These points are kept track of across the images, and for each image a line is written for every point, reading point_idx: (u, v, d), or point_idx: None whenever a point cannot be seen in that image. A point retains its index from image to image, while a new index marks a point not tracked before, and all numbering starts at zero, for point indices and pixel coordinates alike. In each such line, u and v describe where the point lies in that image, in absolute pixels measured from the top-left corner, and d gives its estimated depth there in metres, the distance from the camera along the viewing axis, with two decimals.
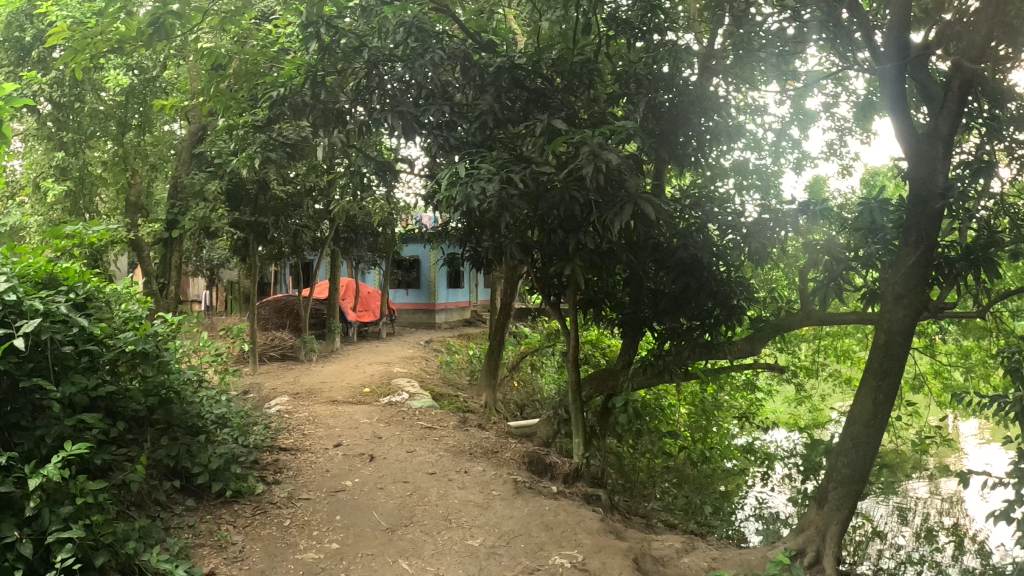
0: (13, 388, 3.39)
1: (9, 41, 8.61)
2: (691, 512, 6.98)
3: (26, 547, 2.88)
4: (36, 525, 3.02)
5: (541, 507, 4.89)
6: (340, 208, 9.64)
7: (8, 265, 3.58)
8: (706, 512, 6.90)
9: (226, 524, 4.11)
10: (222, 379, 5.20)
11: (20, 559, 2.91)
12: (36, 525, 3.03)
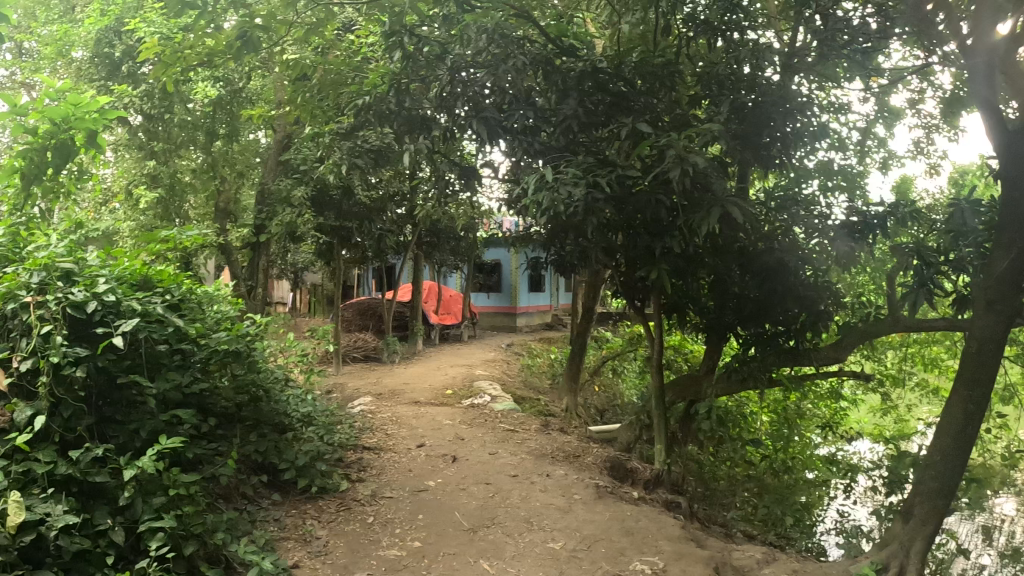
0: (110, 382, 3.52)
1: (101, 56, 8.95)
2: (771, 523, 6.92)
3: (119, 534, 2.97)
4: (129, 513, 3.12)
5: (622, 511, 4.88)
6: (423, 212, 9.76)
7: (107, 267, 3.73)
8: (787, 524, 6.90)
9: (311, 519, 4.20)
10: (308, 379, 5.31)
11: (112, 546, 3.00)
12: (129, 515, 3.13)
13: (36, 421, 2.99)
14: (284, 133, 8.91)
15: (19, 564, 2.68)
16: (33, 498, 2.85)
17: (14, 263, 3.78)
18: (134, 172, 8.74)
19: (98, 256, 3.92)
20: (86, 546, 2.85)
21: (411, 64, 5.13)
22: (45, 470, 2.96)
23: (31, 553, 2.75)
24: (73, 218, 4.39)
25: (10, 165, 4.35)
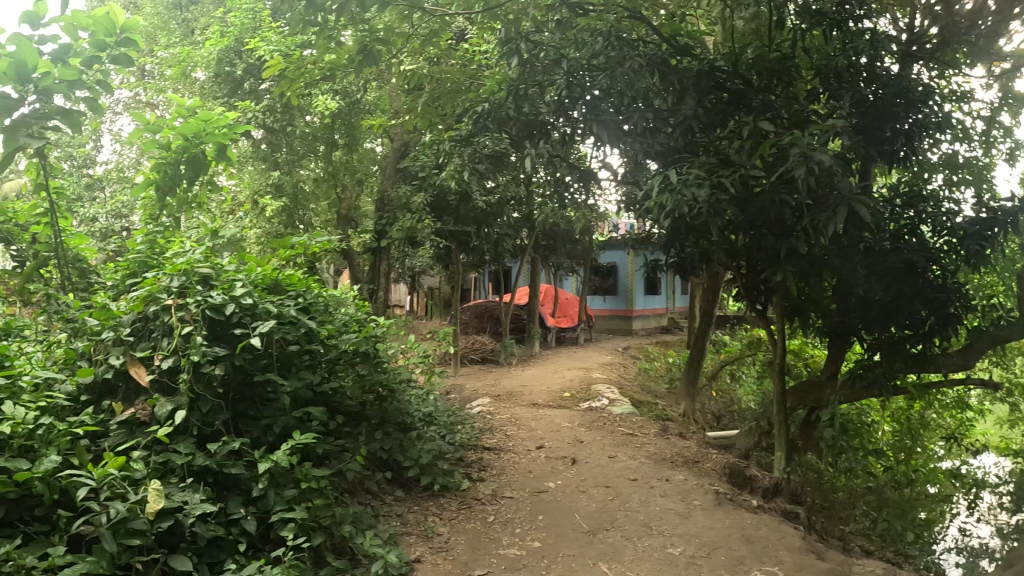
0: (247, 380, 3.69)
1: (222, 75, 9.30)
2: (890, 539, 6.51)
3: (252, 523, 3.10)
4: (261, 504, 3.26)
5: (742, 519, 4.83)
6: (539, 217, 9.82)
7: (243, 272, 3.91)
8: (907, 540, 6.56)
9: (433, 516, 4.30)
10: (429, 379, 5.42)
11: (244, 534, 3.13)
12: (261, 505, 3.27)
13: (177, 416, 3.15)
14: (402, 141, 9.12)
15: (162, 550, 2.82)
16: (172, 487, 3.01)
17: (154, 269, 4.00)
18: (259, 182, 9.07)
19: (233, 262, 4.10)
20: (221, 534, 2.99)
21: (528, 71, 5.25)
22: (183, 461, 3.12)
23: (168, 538, 2.90)
24: (208, 227, 4.63)
25: (145, 179, 4.60)
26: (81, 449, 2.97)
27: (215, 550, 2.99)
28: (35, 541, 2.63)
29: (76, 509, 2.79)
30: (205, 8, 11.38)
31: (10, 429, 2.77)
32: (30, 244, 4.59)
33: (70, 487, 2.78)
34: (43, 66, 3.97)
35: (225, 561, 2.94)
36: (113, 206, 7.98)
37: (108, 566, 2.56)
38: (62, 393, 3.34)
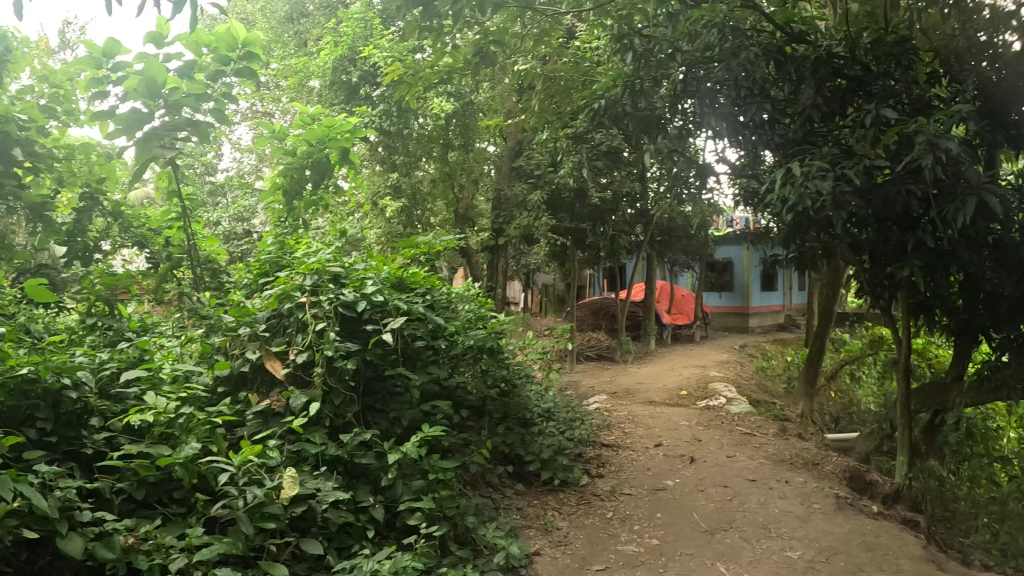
0: (379, 373, 3.85)
1: (339, 83, 9.52)
2: None
3: (379, 510, 3.19)
4: (389, 494, 3.34)
5: (864, 524, 4.70)
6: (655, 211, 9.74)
7: (374, 270, 4.10)
8: None
9: (552, 511, 4.33)
10: (547, 375, 5.46)
11: (372, 521, 3.22)
12: (389, 495, 3.35)
13: (311, 407, 3.25)
14: (515, 141, 9.20)
15: (295, 535, 2.93)
16: (306, 476, 3.11)
17: (285, 268, 4.17)
18: (378, 184, 9.27)
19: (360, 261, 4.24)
20: (351, 520, 3.07)
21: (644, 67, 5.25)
22: (317, 450, 3.21)
23: (299, 523, 3.00)
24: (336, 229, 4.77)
25: (273, 184, 4.78)
26: (219, 438, 3.10)
27: (344, 536, 3.08)
28: (175, 522, 2.75)
29: (215, 494, 2.90)
30: (317, 20, 11.67)
31: (153, 418, 2.91)
32: (163, 247, 4.88)
33: (209, 473, 2.89)
34: (171, 81, 4.19)
35: (355, 547, 3.02)
36: (239, 210, 8.27)
37: (244, 547, 2.66)
38: (200, 385, 3.49)
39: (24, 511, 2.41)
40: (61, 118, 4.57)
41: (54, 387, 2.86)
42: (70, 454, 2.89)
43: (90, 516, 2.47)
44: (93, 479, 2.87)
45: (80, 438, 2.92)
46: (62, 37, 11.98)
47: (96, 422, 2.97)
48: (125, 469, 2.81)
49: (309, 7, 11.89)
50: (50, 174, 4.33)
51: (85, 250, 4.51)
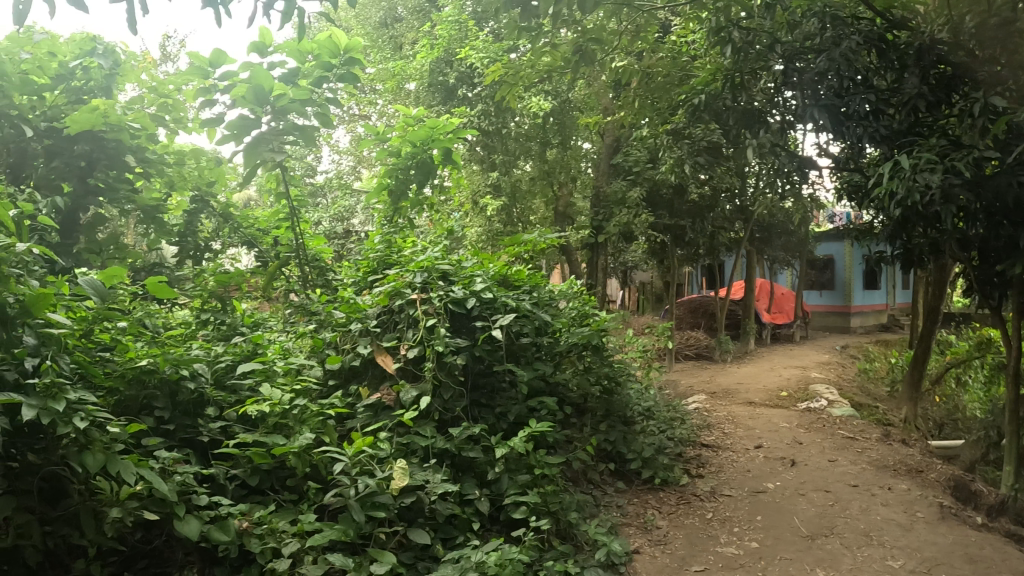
0: (487, 368, 3.94)
1: (436, 85, 9.64)
2: None
3: (484, 503, 3.24)
4: (495, 487, 3.40)
5: (968, 536, 4.53)
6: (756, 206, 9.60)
7: (487, 268, 4.25)
8: None
9: (652, 510, 4.32)
10: (647, 372, 5.47)
11: (477, 514, 3.28)
12: (496, 488, 3.41)
13: (421, 401, 3.34)
14: (613, 137, 9.06)
15: (403, 525, 3.00)
16: (415, 468, 3.18)
17: (394, 266, 4.29)
18: (477, 183, 9.38)
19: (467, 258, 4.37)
20: (457, 512, 3.12)
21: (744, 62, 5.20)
22: (425, 443, 3.30)
23: (407, 513, 3.07)
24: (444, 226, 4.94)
25: (379, 184, 4.91)
26: (330, 429, 3.19)
27: (450, 527, 3.13)
28: (287, 509, 2.85)
29: (329, 483, 3.00)
30: (412, 23, 11.84)
31: (269, 408, 2.99)
32: (271, 246, 4.99)
33: (321, 462, 2.98)
34: (277, 88, 4.31)
35: (460, 539, 3.07)
36: (339, 210, 8.47)
37: (355, 535, 2.73)
38: (312, 377, 3.62)
39: (146, 493, 2.53)
40: (170, 125, 4.83)
41: (172, 377, 2.97)
42: (187, 441, 3.02)
43: (207, 500, 2.57)
44: (209, 466, 3.00)
45: (197, 426, 3.04)
46: (164, 51, 12.44)
47: (212, 411, 3.10)
48: (241, 457, 2.92)
49: (402, 11, 12.06)
50: (160, 178, 4.71)
51: (196, 249, 4.78)
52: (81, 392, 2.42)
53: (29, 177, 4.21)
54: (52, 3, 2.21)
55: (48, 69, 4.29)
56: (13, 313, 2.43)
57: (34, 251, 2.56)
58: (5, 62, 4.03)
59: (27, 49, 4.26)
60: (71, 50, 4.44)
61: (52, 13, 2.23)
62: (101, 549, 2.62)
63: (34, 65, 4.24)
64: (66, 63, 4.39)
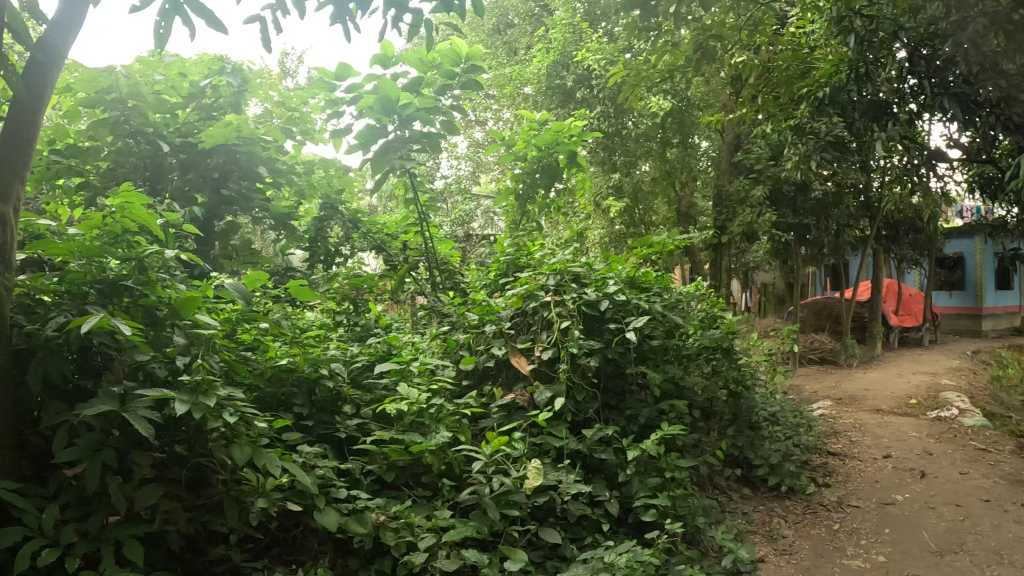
0: (619, 371, 3.97)
1: (554, 89, 9.70)
2: None
3: (613, 504, 3.25)
4: (625, 490, 3.41)
5: None
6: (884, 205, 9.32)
7: (618, 270, 4.33)
8: None
9: (777, 519, 4.26)
10: (774, 375, 5.42)
11: (607, 515, 3.29)
12: (626, 491, 3.42)
13: (555, 401, 3.42)
14: (733, 135, 9.33)
15: (534, 525, 3.06)
16: (548, 468, 3.25)
17: (525, 269, 4.41)
18: (599, 185, 9.40)
19: (598, 261, 4.49)
20: (588, 513, 3.15)
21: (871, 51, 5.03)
22: (559, 443, 3.40)
23: (538, 512, 3.13)
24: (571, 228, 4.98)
25: (507, 192, 5.07)
26: (464, 427, 3.26)
27: (579, 528, 3.15)
28: (422, 504, 2.92)
29: (465, 482, 3.10)
30: (524, 28, 11.94)
31: (407, 407, 3.06)
32: (400, 251, 5.15)
33: (456, 460, 3.06)
34: (404, 97, 4.39)
35: (589, 540, 3.09)
36: (461, 215, 8.59)
37: (489, 532, 2.80)
38: (447, 377, 3.71)
39: (289, 485, 2.63)
40: (298, 137, 4.97)
41: (311, 376, 3.10)
42: (324, 437, 3.13)
43: (346, 493, 2.66)
44: (347, 461, 3.10)
45: (333, 422, 3.15)
46: (284, 67, 12.83)
47: (349, 409, 3.20)
48: (377, 453, 3.02)
49: (514, 18, 12.16)
50: (291, 186, 4.82)
51: (327, 254, 5.07)
52: (230, 389, 2.53)
53: (165, 189, 4.40)
54: (193, 25, 2.28)
55: (180, 88, 4.55)
56: (164, 314, 2.60)
57: (181, 257, 2.69)
58: (138, 84, 4.30)
59: (159, 71, 4.60)
60: (200, 71, 4.67)
61: (194, 35, 2.30)
62: (242, 537, 2.74)
63: (167, 86, 4.53)
64: (196, 82, 4.56)
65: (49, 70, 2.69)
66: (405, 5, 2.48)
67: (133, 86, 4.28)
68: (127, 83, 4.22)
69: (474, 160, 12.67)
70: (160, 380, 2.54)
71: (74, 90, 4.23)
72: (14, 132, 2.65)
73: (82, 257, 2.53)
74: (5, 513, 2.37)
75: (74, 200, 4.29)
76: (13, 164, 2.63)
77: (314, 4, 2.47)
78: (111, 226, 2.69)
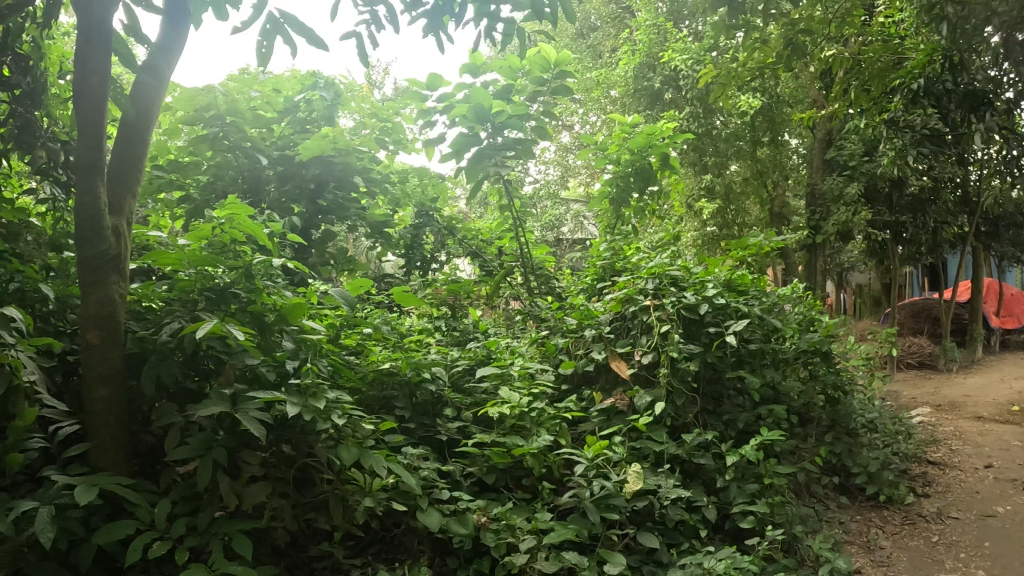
0: (715, 375, 3.96)
1: (642, 90, 9.63)
2: None
3: (710, 510, 3.25)
4: (724, 495, 3.40)
5: None
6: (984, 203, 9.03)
7: (715, 273, 4.31)
8: None
9: (875, 529, 4.18)
10: (871, 380, 5.32)
11: (704, 521, 3.28)
12: (724, 497, 3.41)
13: (655, 406, 3.44)
14: (824, 132, 9.34)
15: (631, 529, 3.07)
16: (647, 473, 3.26)
17: (622, 273, 4.42)
18: (691, 187, 9.33)
19: (695, 264, 4.49)
20: (686, 518, 3.15)
21: (963, 37, 4.87)
22: (658, 448, 3.41)
23: (636, 516, 3.15)
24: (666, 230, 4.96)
25: (601, 195, 5.10)
26: (566, 431, 3.26)
27: (675, 533, 3.15)
28: (521, 507, 2.97)
29: (564, 484, 3.15)
30: (608, 30, 11.91)
31: (508, 410, 3.13)
32: (495, 256, 5.22)
33: (556, 463, 3.12)
34: (497, 105, 4.45)
35: (687, 545, 3.09)
36: (552, 219, 8.65)
37: (588, 536, 2.83)
38: (546, 381, 3.77)
39: (394, 485, 2.73)
40: (391, 147, 5.01)
41: (414, 380, 3.20)
42: (426, 438, 3.21)
43: (449, 495, 2.76)
44: (447, 462, 3.17)
45: (435, 425, 3.24)
46: (372, 77, 13.03)
47: (449, 413, 3.28)
48: (478, 455, 3.09)
49: (596, 19, 12.06)
50: (385, 196, 5.02)
51: (423, 260, 5.14)
52: (338, 393, 2.64)
53: (264, 201, 4.56)
54: (295, 43, 2.35)
55: (275, 104, 4.71)
56: (272, 319, 2.67)
57: (285, 265, 2.80)
58: (236, 101, 4.47)
59: (255, 88, 4.70)
60: (294, 86, 4.85)
61: (296, 52, 2.37)
62: (347, 536, 2.83)
63: (263, 101, 4.69)
64: (291, 98, 4.74)
65: (155, 90, 2.77)
66: (497, 13, 2.50)
67: (232, 103, 4.46)
68: (225, 100, 4.42)
69: (561, 164, 12.68)
70: (269, 383, 2.64)
71: (175, 108, 4.44)
72: (126, 149, 2.76)
73: (193, 265, 2.68)
74: (119, 507, 2.48)
75: (175, 213, 4.41)
76: (127, 179, 2.77)
77: (409, 18, 2.53)
78: (219, 238, 2.82)
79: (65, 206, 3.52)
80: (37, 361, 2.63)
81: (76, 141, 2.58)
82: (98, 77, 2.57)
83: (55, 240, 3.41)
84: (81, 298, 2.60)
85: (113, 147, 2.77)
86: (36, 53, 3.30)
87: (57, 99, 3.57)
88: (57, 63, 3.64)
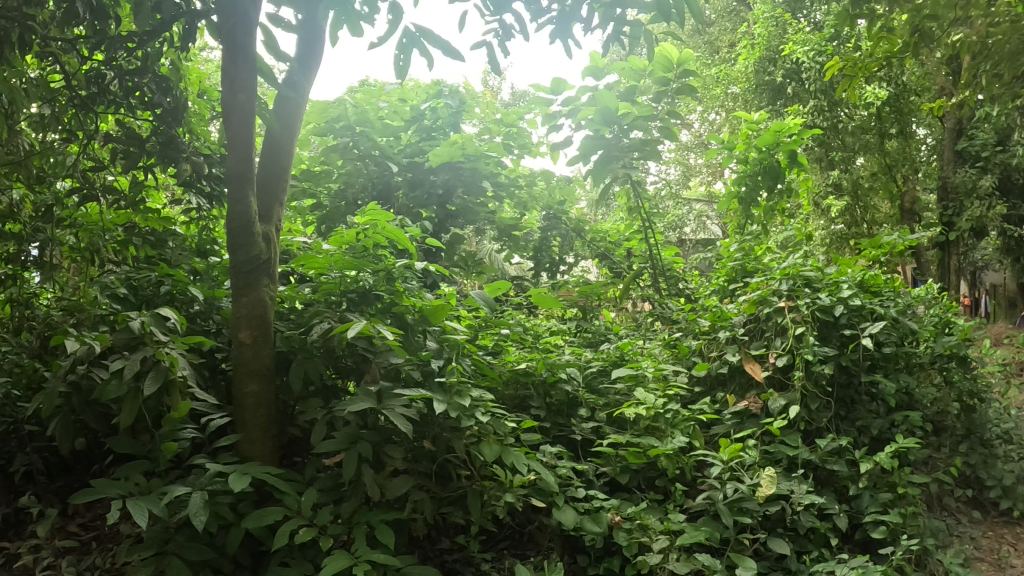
0: (848, 379, 3.91)
1: (764, 85, 9.47)
2: None
3: (840, 518, 3.19)
4: (856, 504, 3.36)
5: None
6: None
7: (848, 273, 4.23)
8: None
9: (1007, 546, 4.00)
10: (1011, 385, 5.11)
11: (834, 529, 3.23)
12: (856, 505, 3.36)
13: (790, 410, 3.42)
14: (954, 120, 8.89)
15: (759, 533, 3.06)
16: (780, 477, 3.24)
17: (754, 275, 4.38)
18: (817, 183, 9.09)
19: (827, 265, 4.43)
20: (817, 525, 3.11)
21: None
22: (791, 453, 3.39)
23: (765, 520, 3.14)
24: (796, 228, 4.89)
25: (729, 196, 5.08)
26: (700, 433, 3.28)
27: (805, 540, 3.12)
28: (653, 507, 3.01)
29: (694, 486, 3.16)
30: (727, 26, 11.75)
31: (643, 411, 3.16)
32: (624, 258, 5.24)
33: (689, 465, 3.13)
34: (623, 107, 4.50)
35: (817, 552, 3.05)
36: (674, 217, 8.57)
37: (719, 539, 2.83)
38: (680, 382, 3.78)
39: (532, 483, 2.80)
40: (516, 152, 5.08)
41: (549, 379, 3.30)
42: (560, 437, 3.32)
43: (584, 494, 2.81)
44: (581, 462, 3.25)
45: (571, 425, 3.33)
46: (489, 82, 13.12)
47: (584, 413, 3.35)
48: (613, 454, 3.16)
49: (713, 14, 11.90)
50: (512, 199, 5.12)
51: (551, 263, 5.22)
52: (481, 391, 2.73)
53: (394, 206, 4.70)
54: (431, 55, 2.45)
55: (402, 113, 4.87)
56: (414, 320, 2.79)
57: (426, 267, 2.90)
58: (366, 111, 4.72)
59: (384, 98, 4.93)
60: (420, 95, 4.97)
61: (432, 63, 2.46)
62: (480, 535, 2.91)
63: (390, 111, 4.87)
64: (417, 107, 4.86)
65: (298, 105, 2.91)
66: (622, 16, 2.50)
67: (361, 114, 4.71)
68: (354, 110, 4.68)
69: (682, 163, 12.55)
70: (413, 381, 2.73)
71: (308, 120, 4.70)
72: (271, 161, 2.91)
73: (338, 268, 2.80)
74: (268, 497, 2.62)
75: (308, 218, 4.63)
76: (274, 189, 2.93)
77: (536, 26, 2.59)
78: (362, 242, 2.94)
79: (207, 213, 3.68)
80: (190, 358, 2.77)
81: (228, 154, 2.73)
82: (246, 94, 2.71)
83: (200, 246, 3.71)
84: (233, 300, 2.76)
85: (260, 158, 2.93)
86: (175, 74, 3.57)
87: (199, 116, 3.77)
88: (197, 83, 3.88)
